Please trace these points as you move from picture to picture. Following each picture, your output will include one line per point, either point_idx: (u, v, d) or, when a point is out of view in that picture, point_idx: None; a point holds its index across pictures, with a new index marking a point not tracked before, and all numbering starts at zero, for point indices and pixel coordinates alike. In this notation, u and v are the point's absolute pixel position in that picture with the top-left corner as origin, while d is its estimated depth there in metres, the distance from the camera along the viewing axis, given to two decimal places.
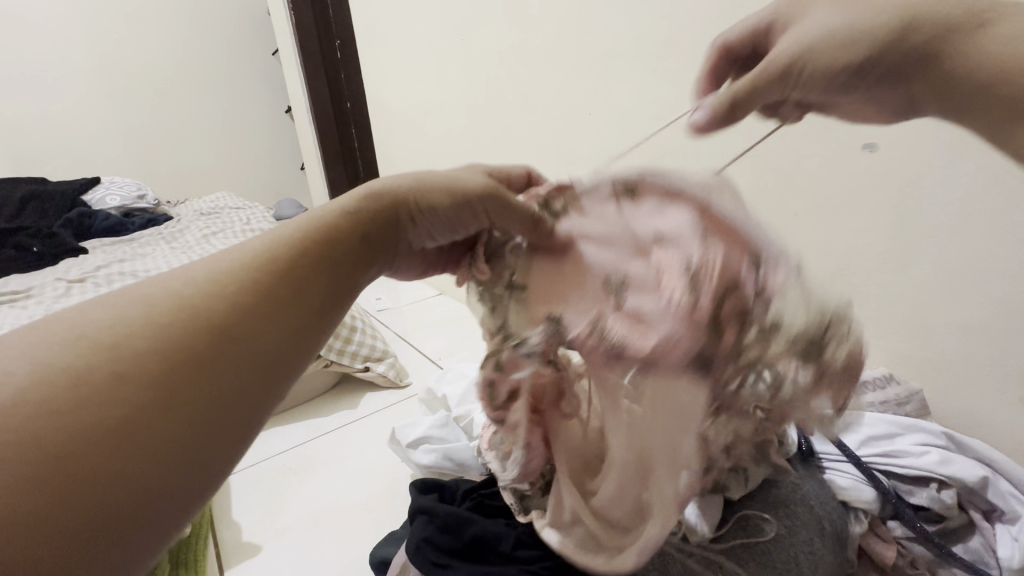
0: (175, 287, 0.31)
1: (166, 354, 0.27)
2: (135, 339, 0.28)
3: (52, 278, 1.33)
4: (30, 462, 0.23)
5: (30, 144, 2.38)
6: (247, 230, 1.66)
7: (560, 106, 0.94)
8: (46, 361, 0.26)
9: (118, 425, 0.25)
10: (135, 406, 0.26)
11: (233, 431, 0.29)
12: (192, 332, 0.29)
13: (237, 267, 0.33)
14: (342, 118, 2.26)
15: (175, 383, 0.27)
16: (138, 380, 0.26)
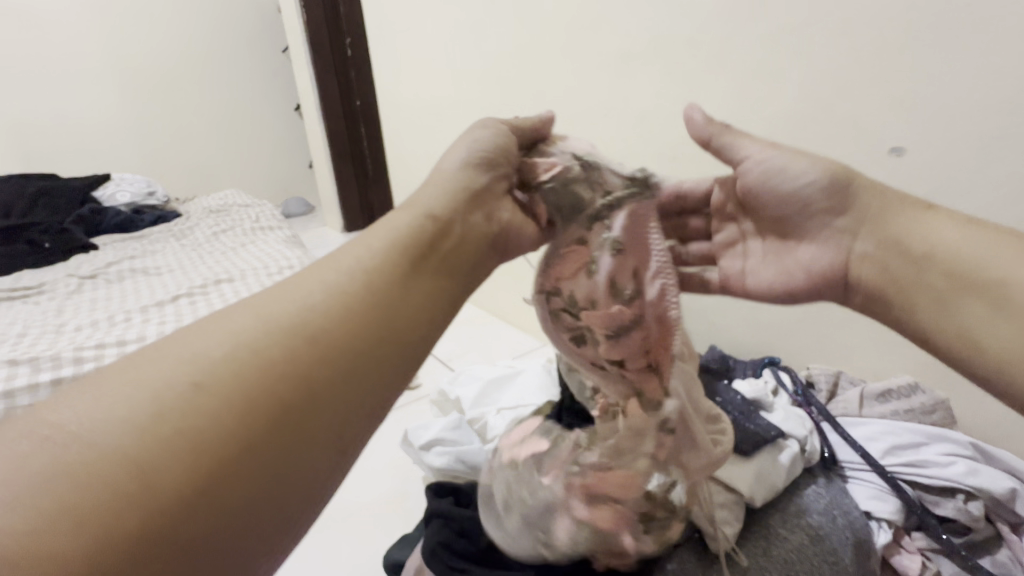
0: (256, 329, 0.30)
1: (233, 410, 0.27)
2: (211, 397, 0.27)
3: (63, 274, 1.34)
4: (103, 509, 0.24)
5: (42, 140, 2.40)
6: (257, 228, 1.66)
7: (576, 107, 0.93)
8: (123, 402, 0.27)
9: (183, 482, 0.25)
10: (203, 464, 0.26)
11: (296, 495, 0.28)
12: (265, 394, 0.28)
13: (311, 311, 0.31)
14: (351, 117, 2.26)
15: (241, 444, 0.27)
16: (207, 437, 0.26)
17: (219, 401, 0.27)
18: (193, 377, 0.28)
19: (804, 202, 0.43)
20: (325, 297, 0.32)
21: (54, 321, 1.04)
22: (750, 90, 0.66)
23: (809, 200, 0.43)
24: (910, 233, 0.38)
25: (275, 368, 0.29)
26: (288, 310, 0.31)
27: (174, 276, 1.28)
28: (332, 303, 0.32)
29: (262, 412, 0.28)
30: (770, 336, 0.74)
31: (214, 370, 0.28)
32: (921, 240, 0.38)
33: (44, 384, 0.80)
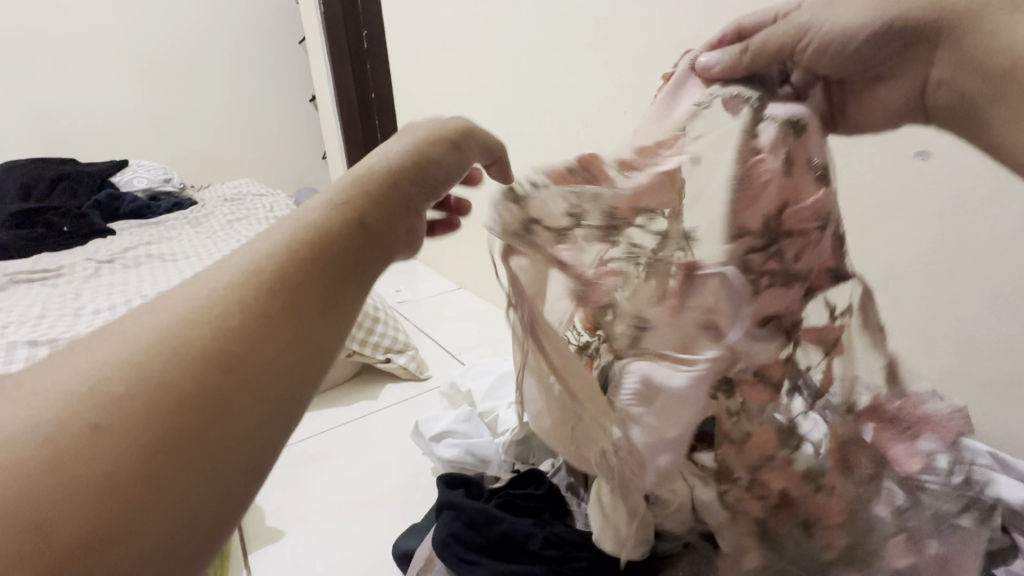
0: (144, 329, 0.23)
1: (97, 429, 0.20)
2: (73, 451, 0.20)
3: (81, 258, 1.36)
4: None
5: (61, 125, 2.43)
6: (270, 218, 1.68)
7: (593, 104, 0.92)
8: None
9: (10, 533, 0.18)
10: (45, 506, 0.19)
11: (182, 546, 0.20)
12: (148, 404, 0.21)
13: (216, 295, 0.24)
14: (366, 109, 2.27)
15: (99, 476, 0.20)
16: (58, 470, 0.20)
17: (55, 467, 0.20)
18: (25, 439, 0.20)
19: (861, 60, 0.38)
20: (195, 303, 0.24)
21: (71, 304, 1.05)
22: None
23: (865, 53, 0.38)
24: (982, 40, 0.34)
25: (134, 398, 0.21)
26: (188, 301, 0.24)
27: (189, 263, 1.30)
28: (238, 289, 0.25)
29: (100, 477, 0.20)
30: None
31: (45, 428, 0.21)
32: (999, 51, 0.34)
33: None
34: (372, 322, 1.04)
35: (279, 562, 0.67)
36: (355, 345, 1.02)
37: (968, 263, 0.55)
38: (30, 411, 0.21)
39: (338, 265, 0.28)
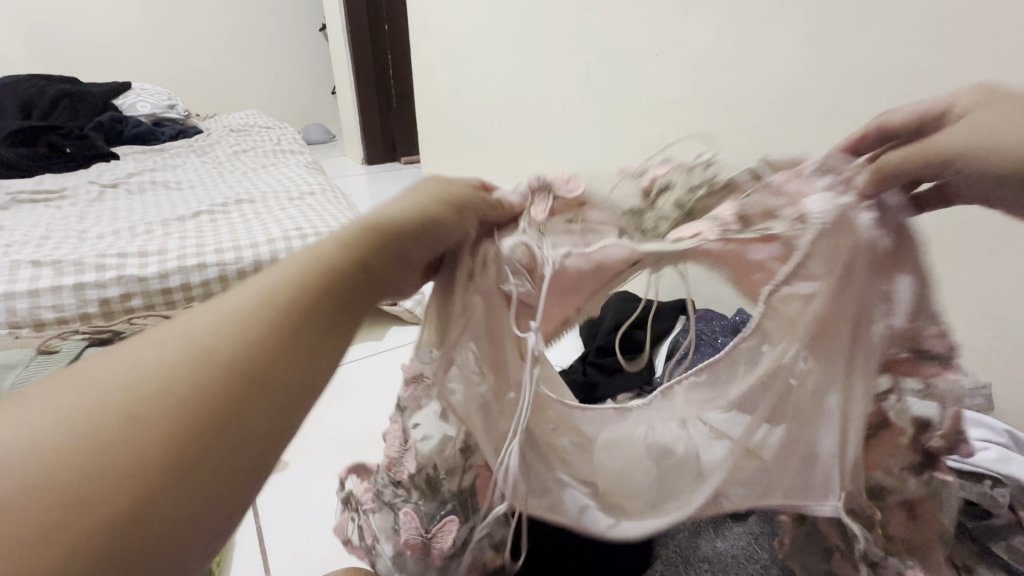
0: (235, 315, 0.26)
1: (249, 318, 0.26)
2: (172, 394, 0.23)
3: (85, 181, 1.32)
4: (143, 407, 0.22)
5: (59, 43, 2.32)
6: (278, 150, 1.63)
7: (623, 41, 0.85)
8: (194, 345, 0.24)
9: (171, 395, 0.23)
10: (235, 341, 0.25)
11: (261, 369, 0.24)
12: (212, 375, 0.23)
13: (233, 332, 0.25)
14: (379, 43, 2.18)
15: (241, 346, 0.25)
16: (228, 336, 0.25)
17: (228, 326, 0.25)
18: (196, 349, 0.24)
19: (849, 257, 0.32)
20: (174, 354, 0.24)
21: (75, 226, 1.03)
22: (824, 39, 0.61)
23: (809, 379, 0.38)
24: None
25: (240, 344, 0.25)
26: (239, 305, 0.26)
27: (195, 192, 1.27)
28: (259, 284, 0.28)
29: (225, 347, 0.24)
30: None
31: (140, 389, 0.23)
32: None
33: (68, 287, 0.81)
34: None
35: (280, 492, 0.68)
36: None
37: (1018, 236, 0.51)
38: (162, 345, 0.25)
39: (324, 313, 0.27)
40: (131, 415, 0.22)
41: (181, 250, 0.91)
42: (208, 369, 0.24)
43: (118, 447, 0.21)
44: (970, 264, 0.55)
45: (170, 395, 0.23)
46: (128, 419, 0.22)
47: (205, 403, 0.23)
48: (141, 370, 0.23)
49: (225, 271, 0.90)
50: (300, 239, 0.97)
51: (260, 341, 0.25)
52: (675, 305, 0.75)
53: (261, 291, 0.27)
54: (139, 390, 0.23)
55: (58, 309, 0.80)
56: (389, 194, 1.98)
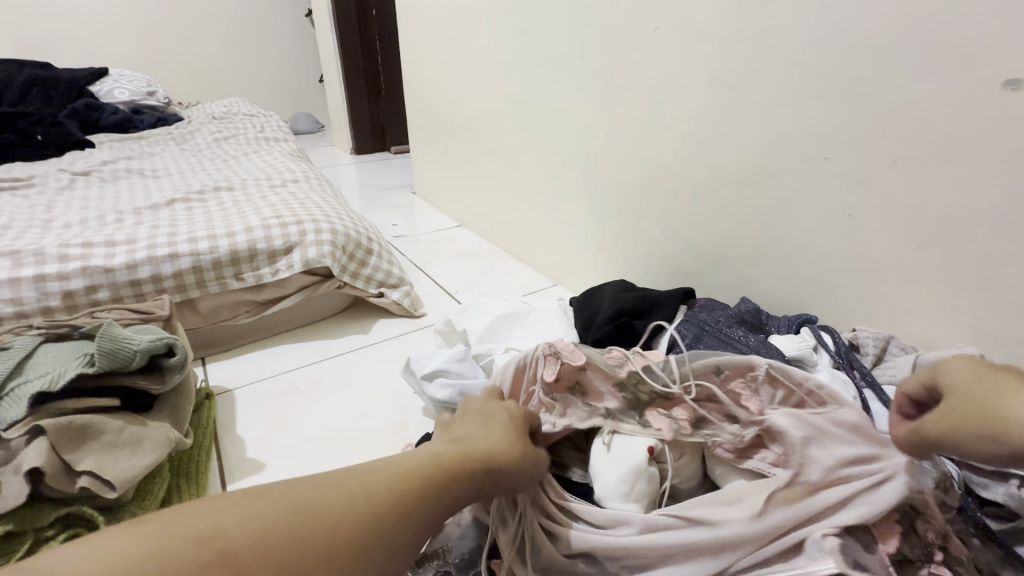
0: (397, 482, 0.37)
1: (402, 489, 0.37)
2: (348, 517, 0.34)
3: (55, 169, 1.26)
4: (341, 516, 0.34)
5: (34, 27, 2.24)
6: (261, 138, 1.57)
7: (619, 17, 0.80)
8: (368, 495, 0.35)
9: (346, 522, 0.34)
10: (393, 499, 0.36)
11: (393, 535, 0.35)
12: (369, 525, 0.34)
13: (393, 495, 0.36)
14: (367, 27, 2.11)
15: (394, 510, 0.35)
16: (389, 493, 0.36)
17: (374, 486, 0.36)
18: (368, 499, 0.35)
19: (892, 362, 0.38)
20: (367, 483, 0.36)
21: (41, 215, 0.97)
22: (836, 7, 0.56)
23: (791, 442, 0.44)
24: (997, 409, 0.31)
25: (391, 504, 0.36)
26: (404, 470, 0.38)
27: (171, 180, 1.21)
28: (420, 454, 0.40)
29: (389, 498, 0.36)
30: (809, 293, 0.68)
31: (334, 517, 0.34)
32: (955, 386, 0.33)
33: (27, 280, 0.76)
34: (365, 253, 0.98)
35: None
36: (346, 277, 0.95)
37: None
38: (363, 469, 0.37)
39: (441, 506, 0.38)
40: (332, 522, 0.33)
41: (152, 240, 0.86)
42: (371, 513, 0.35)
43: (342, 504, 0.34)
44: (992, 248, 0.51)
45: (327, 520, 0.33)
46: (319, 515, 0.33)
47: (358, 542, 0.33)
48: (341, 497, 0.35)
49: (199, 261, 0.85)
50: (280, 228, 0.92)
51: (388, 515, 0.35)
52: (675, 295, 0.72)
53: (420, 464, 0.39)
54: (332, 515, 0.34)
55: (17, 303, 0.75)
56: (378, 183, 1.92)
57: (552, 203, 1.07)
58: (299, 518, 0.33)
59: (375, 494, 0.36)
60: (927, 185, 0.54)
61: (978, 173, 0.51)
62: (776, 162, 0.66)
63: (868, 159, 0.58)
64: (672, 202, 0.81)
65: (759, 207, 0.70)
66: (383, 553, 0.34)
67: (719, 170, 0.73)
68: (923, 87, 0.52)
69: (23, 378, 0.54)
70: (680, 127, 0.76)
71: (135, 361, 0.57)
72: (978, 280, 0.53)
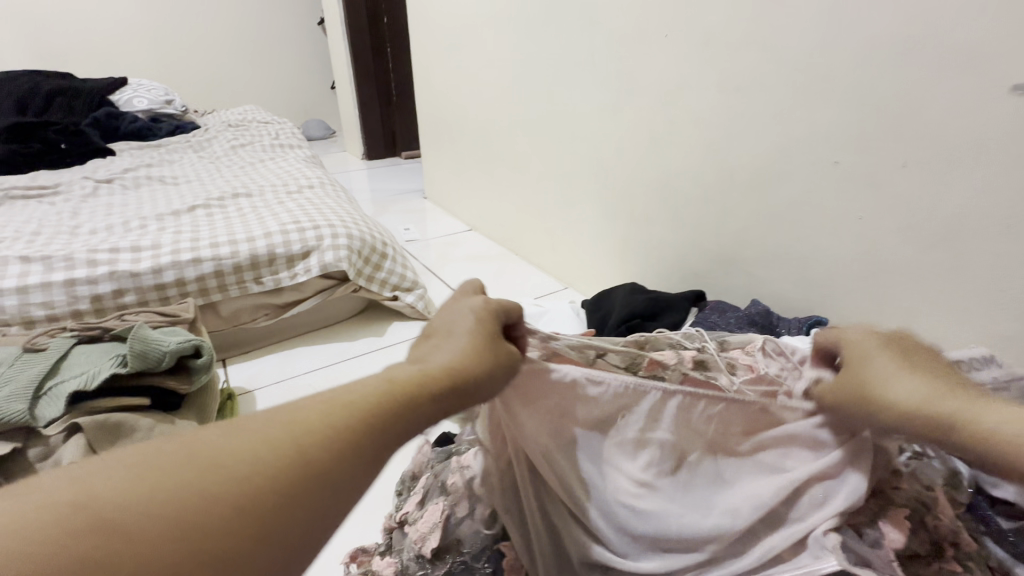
0: (327, 417, 0.29)
1: (334, 421, 0.29)
2: (261, 463, 0.26)
3: (79, 177, 1.30)
4: (251, 466, 0.26)
5: (55, 38, 2.30)
6: (276, 145, 1.61)
7: (630, 24, 0.82)
8: (286, 434, 0.28)
9: (259, 468, 0.26)
10: (320, 437, 0.28)
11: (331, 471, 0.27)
12: (290, 469, 0.26)
13: (320, 429, 0.28)
14: (378, 35, 2.15)
15: (324, 445, 0.28)
16: (315, 427, 0.28)
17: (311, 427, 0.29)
18: (289, 436, 0.28)
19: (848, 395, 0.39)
20: (285, 422, 0.28)
21: (68, 222, 1.01)
22: (845, 14, 0.57)
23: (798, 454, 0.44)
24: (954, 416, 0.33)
25: (320, 439, 0.28)
26: (334, 407, 0.30)
27: (191, 187, 1.25)
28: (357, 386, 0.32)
29: (317, 434, 0.28)
30: (819, 295, 0.68)
31: (241, 464, 0.26)
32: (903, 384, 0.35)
33: (58, 284, 0.79)
34: (380, 257, 1.00)
35: None
36: (362, 281, 0.97)
37: None
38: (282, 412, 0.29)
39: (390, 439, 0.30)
40: (242, 471, 0.26)
41: (175, 245, 0.89)
42: (294, 453, 0.27)
43: (252, 449, 0.27)
44: (1002, 249, 0.52)
45: (231, 471, 0.26)
46: (220, 467, 0.26)
47: (280, 488, 0.26)
48: (252, 436, 0.27)
49: (220, 266, 0.88)
50: (298, 233, 0.95)
51: (327, 454, 0.27)
52: (686, 297, 0.73)
53: (357, 393, 0.31)
54: (236, 463, 0.26)
55: (48, 306, 0.78)
56: (389, 188, 1.95)
57: (563, 207, 1.08)
58: (201, 468, 0.26)
59: (298, 428, 0.28)
60: (936, 187, 0.55)
61: (988, 175, 0.51)
62: (785, 166, 0.67)
63: (878, 162, 0.59)
64: (682, 206, 0.82)
65: (770, 211, 0.71)
66: (317, 496, 0.27)
67: (729, 174, 0.74)
68: (931, 91, 0.53)
69: (60, 378, 0.56)
70: (691, 133, 0.77)
71: (165, 362, 0.59)
72: (989, 281, 0.54)
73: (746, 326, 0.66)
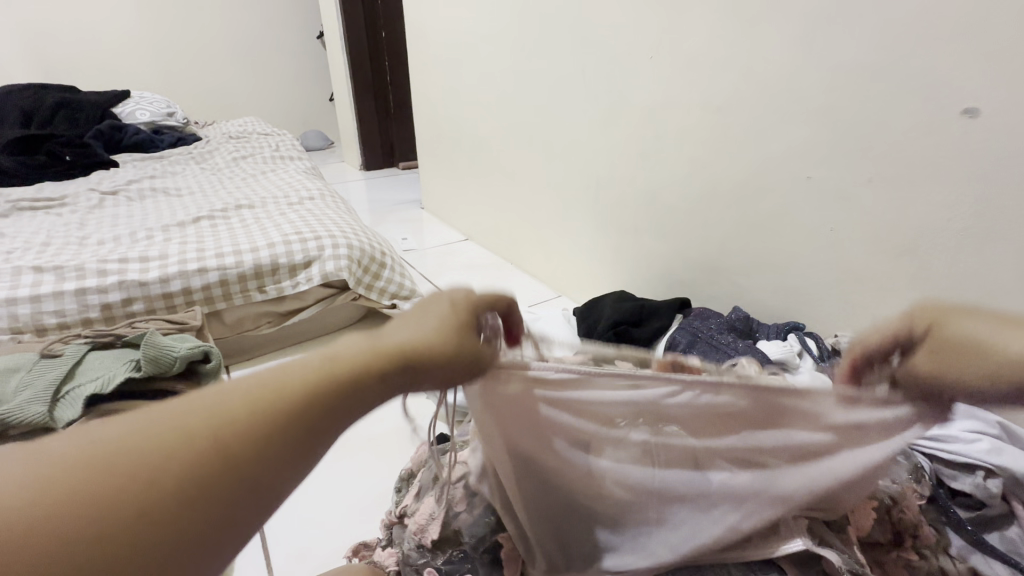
0: (247, 397, 0.27)
1: (255, 405, 0.26)
2: (173, 457, 0.24)
3: (85, 188, 1.33)
4: (162, 457, 0.24)
5: (58, 50, 2.34)
6: (277, 156, 1.64)
7: (618, 45, 0.86)
8: (204, 421, 0.26)
9: (170, 462, 0.24)
10: (241, 424, 0.26)
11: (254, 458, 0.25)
12: (204, 462, 0.25)
13: (237, 416, 0.26)
14: (376, 48, 2.20)
15: (243, 432, 0.26)
16: (235, 414, 0.26)
17: (222, 410, 0.26)
18: (207, 422, 0.26)
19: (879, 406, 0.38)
20: (205, 409, 0.26)
21: (76, 233, 1.04)
22: (814, 41, 0.62)
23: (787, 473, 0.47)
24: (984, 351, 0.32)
25: (241, 426, 0.26)
26: (256, 390, 0.27)
27: (194, 199, 1.28)
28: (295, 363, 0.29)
29: (235, 423, 0.26)
30: (797, 302, 0.72)
31: (152, 459, 0.24)
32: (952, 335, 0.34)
33: (69, 293, 0.82)
34: (379, 266, 1.03)
35: None
36: (361, 290, 1.01)
37: (1005, 232, 0.53)
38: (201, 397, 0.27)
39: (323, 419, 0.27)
40: (152, 465, 0.24)
41: (181, 255, 0.92)
42: (207, 442, 0.25)
43: (165, 444, 0.25)
44: (960, 260, 0.56)
45: (142, 468, 0.24)
46: (126, 466, 0.24)
47: (195, 478, 0.24)
48: (163, 426, 0.25)
49: (225, 275, 0.91)
50: (300, 243, 0.98)
51: (248, 443, 0.25)
52: (671, 305, 0.77)
53: (287, 373, 0.28)
54: (145, 458, 0.24)
55: (60, 314, 0.81)
56: (387, 198, 1.99)
57: (556, 218, 1.12)
58: (107, 467, 0.24)
59: (216, 419, 0.26)
60: (900, 203, 0.59)
61: (946, 191, 0.56)
62: (764, 181, 0.71)
63: (847, 179, 0.63)
64: (668, 217, 0.86)
65: (750, 223, 0.75)
66: (234, 487, 0.25)
67: (711, 187, 0.78)
68: (893, 114, 0.57)
69: (76, 382, 0.59)
70: (676, 148, 0.82)
71: (176, 366, 0.62)
72: (950, 290, 0.58)
73: (726, 332, 0.70)
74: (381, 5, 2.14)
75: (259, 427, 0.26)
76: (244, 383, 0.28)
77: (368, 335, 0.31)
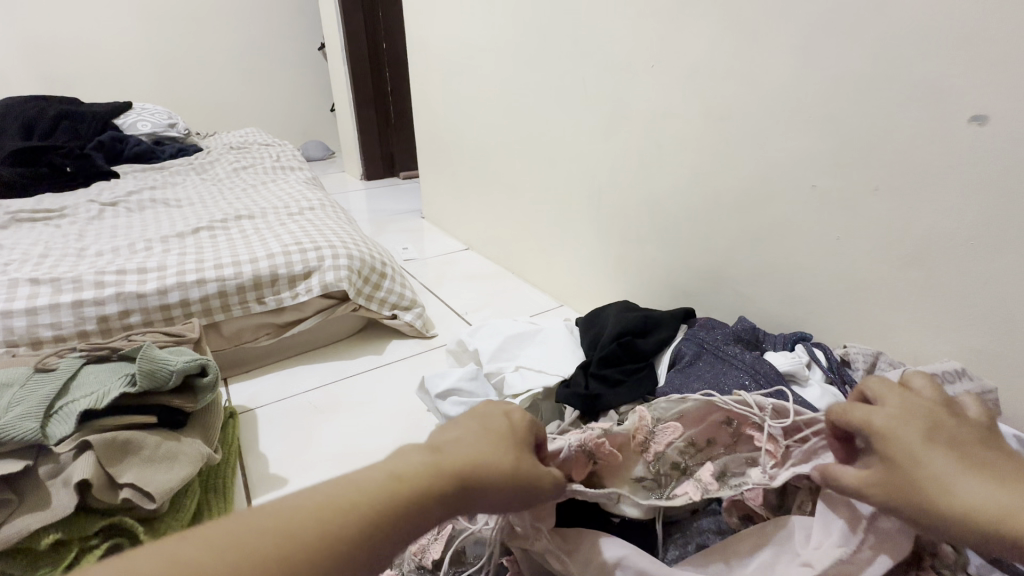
0: (350, 499, 0.34)
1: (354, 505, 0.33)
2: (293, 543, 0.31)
3: (84, 199, 1.33)
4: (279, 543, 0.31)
5: (61, 62, 2.35)
6: (277, 167, 1.64)
7: (618, 54, 0.86)
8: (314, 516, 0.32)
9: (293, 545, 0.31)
10: (345, 519, 0.33)
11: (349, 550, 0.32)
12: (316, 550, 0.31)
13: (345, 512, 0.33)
14: (377, 59, 2.21)
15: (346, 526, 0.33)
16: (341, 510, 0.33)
17: (324, 512, 0.33)
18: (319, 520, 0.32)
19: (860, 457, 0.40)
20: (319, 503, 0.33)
21: (74, 244, 1.03)
22: (817, 48, 0.61)
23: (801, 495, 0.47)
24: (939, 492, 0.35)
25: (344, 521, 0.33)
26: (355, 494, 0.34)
27: (194, 210, 1.27)
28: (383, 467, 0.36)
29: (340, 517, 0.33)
30: (803, 312, 0.71)
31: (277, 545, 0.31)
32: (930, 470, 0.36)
33: (66, 305, 0.81)
34: (380, 277, 1.03)
35: None
36: (361, 300, 1.00)
37: (1016, 239, 0.52)
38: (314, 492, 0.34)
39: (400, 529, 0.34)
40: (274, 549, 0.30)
41: (180, 267, 0.91)
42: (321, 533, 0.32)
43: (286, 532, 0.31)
44: (970, 268, 0.55)
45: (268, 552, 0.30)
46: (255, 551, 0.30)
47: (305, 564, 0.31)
48: (285, 519, 0.32)
49: (224, 287, 0.90)
50: (300, 254, 0.97)
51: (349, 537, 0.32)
52: (676, 315, 0.75)
53: (377, 480, 0.35)
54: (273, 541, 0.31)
55: (56, 327, 0.80)
56: (388, 208, 1.99)
57: (557, 227, 1.12)
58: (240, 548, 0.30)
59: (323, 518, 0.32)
60: (907, 210, 0.58)
61: (954, 198, 0.55)
62: (768, 189, 0.71)
63: (853, 186, 0.62)
64: (671, 227, 0.86)
65: (754, 232, 0.74)
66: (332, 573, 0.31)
67: (715, 196, 0.77)
68: (899, 122, 0.57)
69: (70, 397, 0.58)
70: (678, 157, 0.81)
71: (171, 380, 0.61)
72: (959, 299, 0.57)
73: (732, 342, 0.68)
74: (382, 16, 2.16)
75: (353, 526, 0.33)
76: (329, 488, 0.34)
77: (430, 453, 0.38)
